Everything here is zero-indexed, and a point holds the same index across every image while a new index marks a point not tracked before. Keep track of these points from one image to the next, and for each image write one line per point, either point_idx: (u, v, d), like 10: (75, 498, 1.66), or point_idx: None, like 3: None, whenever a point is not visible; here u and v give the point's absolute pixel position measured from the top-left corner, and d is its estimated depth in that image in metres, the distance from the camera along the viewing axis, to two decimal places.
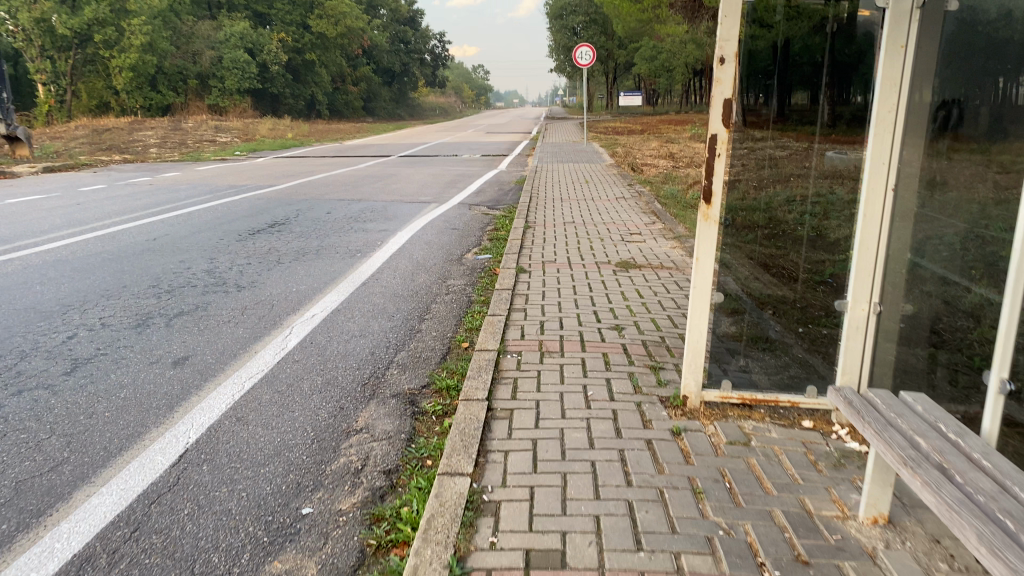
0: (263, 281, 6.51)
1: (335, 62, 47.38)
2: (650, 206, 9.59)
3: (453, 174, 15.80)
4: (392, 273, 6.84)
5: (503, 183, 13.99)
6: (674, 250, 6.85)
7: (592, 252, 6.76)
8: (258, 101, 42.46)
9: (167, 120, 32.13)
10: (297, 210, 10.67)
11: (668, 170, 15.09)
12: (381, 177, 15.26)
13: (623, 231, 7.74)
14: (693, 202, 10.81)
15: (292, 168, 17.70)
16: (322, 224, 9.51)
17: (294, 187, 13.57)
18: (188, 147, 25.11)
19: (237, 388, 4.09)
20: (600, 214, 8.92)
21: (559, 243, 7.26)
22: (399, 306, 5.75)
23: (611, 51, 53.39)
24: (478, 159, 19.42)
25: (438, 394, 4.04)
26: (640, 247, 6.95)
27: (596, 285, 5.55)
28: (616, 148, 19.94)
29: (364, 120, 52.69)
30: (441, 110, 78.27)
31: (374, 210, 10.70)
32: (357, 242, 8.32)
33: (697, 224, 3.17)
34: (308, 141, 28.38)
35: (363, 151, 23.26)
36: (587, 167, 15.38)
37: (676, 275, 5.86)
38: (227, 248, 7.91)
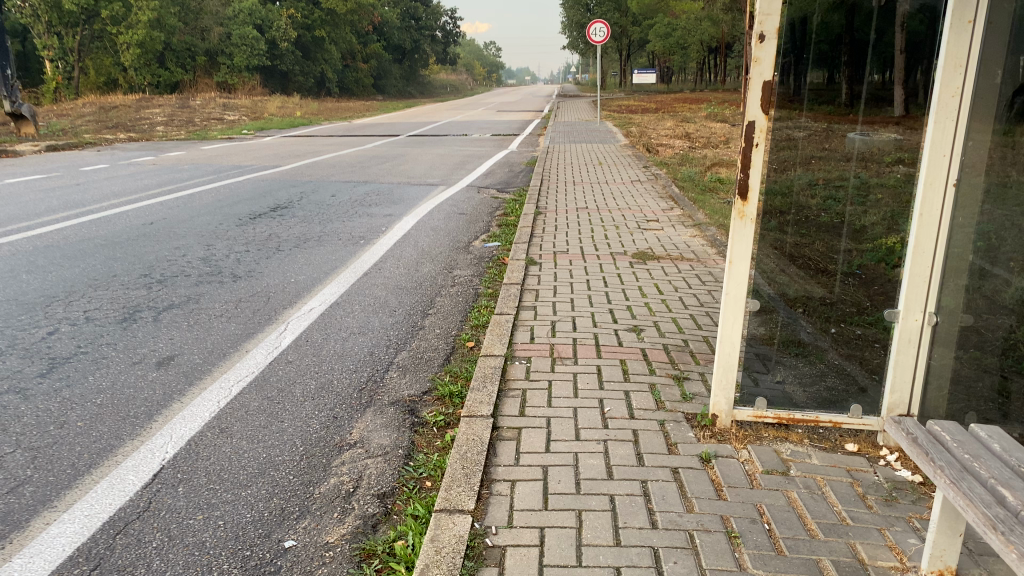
0: (260, 270, 6.19)
1: (345, 38, 46.78)
2: (667, 190, 9.19)
3: (463, 155, 15.40)
4: (396, 262, 6.50)
5: (514, 164, 13.60)
6: (694, 239, 6.47)
7: (607, 241, 6.38)
8: (268, 78, 41.94)
9: (174, 97, 31.74)
10: (301, 193, 10.33)
11: (684, 151, 14.64)
12: (390, 158, 14.89)
13: (640, 218, 7.37)
14: (711, 185, 10.40)
15: (299, 148, 17.33)
16: (326, 208, 9.18)
17: (299, 167, 13.22)
18: (195, 125, 24.75)
19: (224, 394, 3.78)
20: (615, 199, 8.53)
21: (572, 231, 6.89)
22: (402, 300, 5.42)
23: (625, 28, 52.49)
24: (489, 139, 18.99)
25: (441, 402, 3.72)
26: (658, 237, 6.57)
27: (612, 278, 5.18)
28: (630, 128, 19.46)
29: (374, 98, 52.10)
30: (452, 87, 77.47)
31: (380, 193, 10.35)
32: (361, 228, 7.98)
33: (730, 223, 2.80)
34: (317, 119, 27.97)
35: (372, 129, 22.84)
36: (601, 148, 14.95)
37: (697, 267, 5.51)
38: (226, 233, 7.60)
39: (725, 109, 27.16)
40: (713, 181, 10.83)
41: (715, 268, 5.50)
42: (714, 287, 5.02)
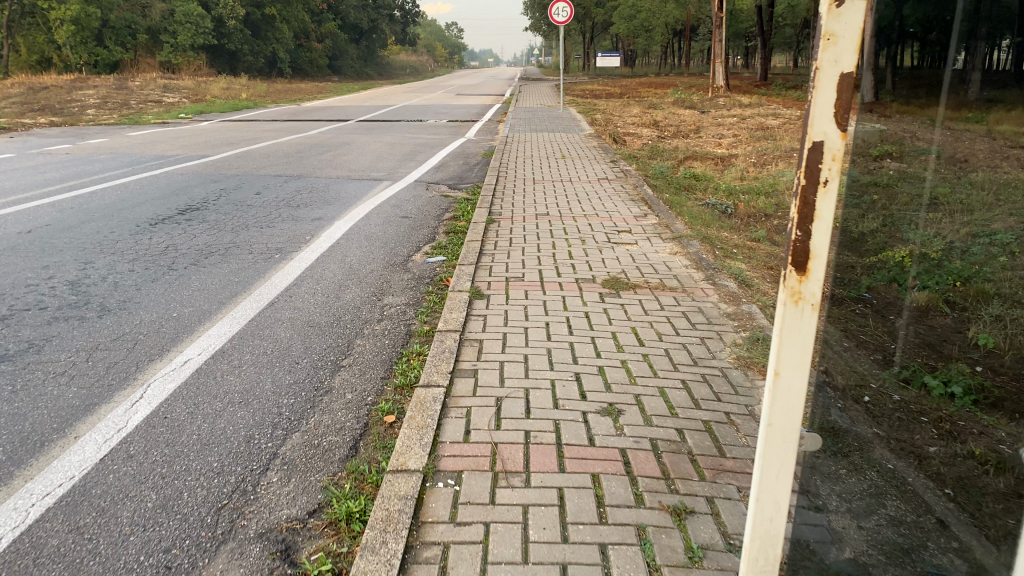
0: (140, 301, 4.96)
1: (297, 17, 44.54)
2: (638, 190, 8.08)
3: (415, 144, 14.13)
4: (313, 286, 5.31)
5: (470, 155, 12.41)
6: (673, 258, 5.39)
7: (572, 260, 5.27)
8: (215, 58, 39.64)
9: (111, 78, 29.62)
10: (222, 190, 9.03)
11: (653, 142, 13.57)
12: (332, 146, 13.55)
13: (609, 228, 6.26)
14: (686, 183, 9.35)
15: (236, 134, 15.86)
16: (246, 210, 7.93)
17: (229, 158, 11.86)
18: (129, 108, 22.89)
19: (12, 528, 2.59)
20: (580, 202, 7.41)
21: (529, 245, 5.75)
22: (309, 346, 4.23)
23: (589, 10, 51.21)
24: (445, 125, 17.71)
25: (331, 533, 2.56)
26: (633, 255, 5.47)
27: (578, 316, 4.05)
28: (594, 115, 18.34)
29: (329, 79, 50.04)
30: (412, 68, 75.42)
31: (314, 190, 9.10)
32: (281, 238, 6.76)
33: (779, 314, 1.67)
34: (264, 101, 26.26)
35: (320, 113, 21.30)
36: (564, 138, 13.82)
37: (682, 299, 4.43)
38: (114, 247, 6.30)
39: (692, 96, 26.20)
40: (686, 178, 9.78)
41: (703, 301, 4.42)
42: (709, 332, 3.93)
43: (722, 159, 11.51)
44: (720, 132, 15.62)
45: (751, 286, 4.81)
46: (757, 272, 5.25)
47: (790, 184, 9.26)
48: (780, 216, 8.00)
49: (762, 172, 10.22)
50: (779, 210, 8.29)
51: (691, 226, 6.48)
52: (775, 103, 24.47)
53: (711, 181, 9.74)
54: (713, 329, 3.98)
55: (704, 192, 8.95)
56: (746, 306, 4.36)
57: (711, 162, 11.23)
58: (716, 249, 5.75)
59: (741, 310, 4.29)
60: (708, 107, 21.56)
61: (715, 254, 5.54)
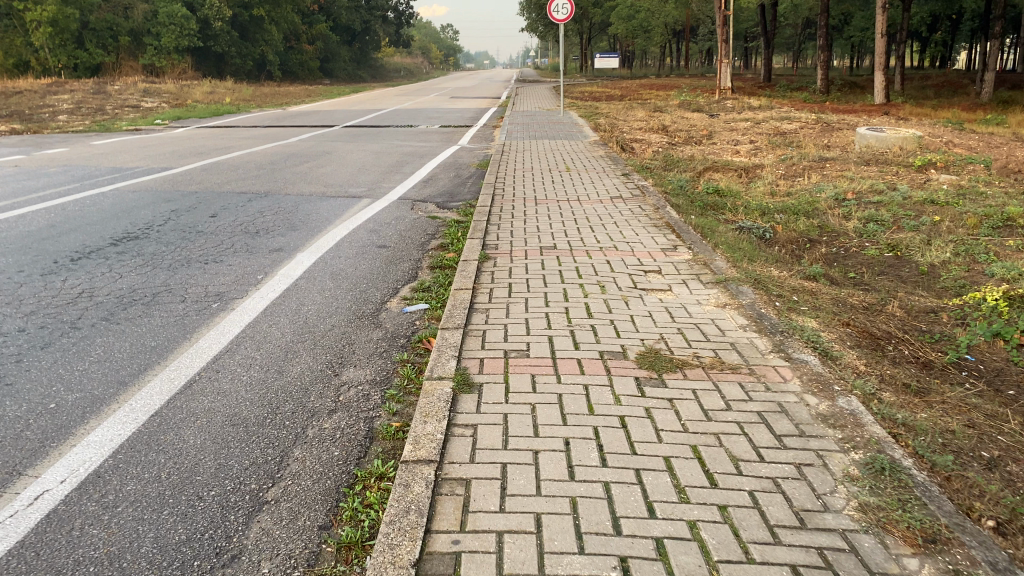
0: (12, 381, 3.69)
1: (286, 18, 43.15)
2: (659, 212, 6.82)
3: (403, 153, 12.87)
4: (253, 355, 4.05)
5: (463, 166, 11.16)
6: (724, 313, 4.13)
7: (592, 316, 3.99)
8: (202, 61, 38.22)
9: (88, 82, 28.17)
10: (173, 212, 7.76)
11: (665, 150, 12.32)
12: (312, 156, 12.28)
13: (633, 268, 5.00)
14: (711, 200, 8.11)
15: (209, 143, 14.58)
16: (194, 238, 6.66)
17: (193, 171, 10.58)
18: (100, 113, 21.49)
19: None
20: (592, 228, 6.16)
21: (535, 289, 4.48)
22: (222, 466, 2.96)
23: (586, 9, 49.99)
24: (436, 131, 16.42)
25: None
26: (670, 309, 4.21)
27: (612, 423, 2.79)
28: (596, 119, 17.07)
29: (321, 82, 48.62)
30: (407, 71, 74.42)
31: (281, 211, 7.85)
32: (228, 278, 5.50)
33: None
34: (248, 105, 24.99)
35: (306, 118, 20.02)
36: (567, 145, 12.58)
37: (754, 389, 3.16)
38: (12, 294, 5.03)
39: (697, 99, 24.94)
40: (709, 194, 8.53)
41: (782, 390, 3.16)
42: (806, 454, 2.67)
43: (745, 170, 10.27)
44: (735, 138, 14.37)
45: (837, 360, 3.55)
46: (832, 334, 4.01)
47: (832, 202, 8.02)
48: (827, 246, 6.76)
49: (794, 186, 8.97)
50: (823, 236, 7.06)
51: (733, 262, 5.24)
52: (785, 105, 23.26)
53: (739, 197, 8.48)
54: (809, 447, 2.71)
55: (734, 213, 7.69)
56: (842, 399, 3.10)
57: (734, 173, 9.99)
58: (772, 296, 4.51)
59: (838, 406, 3.02)
60: (717, 111, 20.30)
61: (774, 306, 4.29)
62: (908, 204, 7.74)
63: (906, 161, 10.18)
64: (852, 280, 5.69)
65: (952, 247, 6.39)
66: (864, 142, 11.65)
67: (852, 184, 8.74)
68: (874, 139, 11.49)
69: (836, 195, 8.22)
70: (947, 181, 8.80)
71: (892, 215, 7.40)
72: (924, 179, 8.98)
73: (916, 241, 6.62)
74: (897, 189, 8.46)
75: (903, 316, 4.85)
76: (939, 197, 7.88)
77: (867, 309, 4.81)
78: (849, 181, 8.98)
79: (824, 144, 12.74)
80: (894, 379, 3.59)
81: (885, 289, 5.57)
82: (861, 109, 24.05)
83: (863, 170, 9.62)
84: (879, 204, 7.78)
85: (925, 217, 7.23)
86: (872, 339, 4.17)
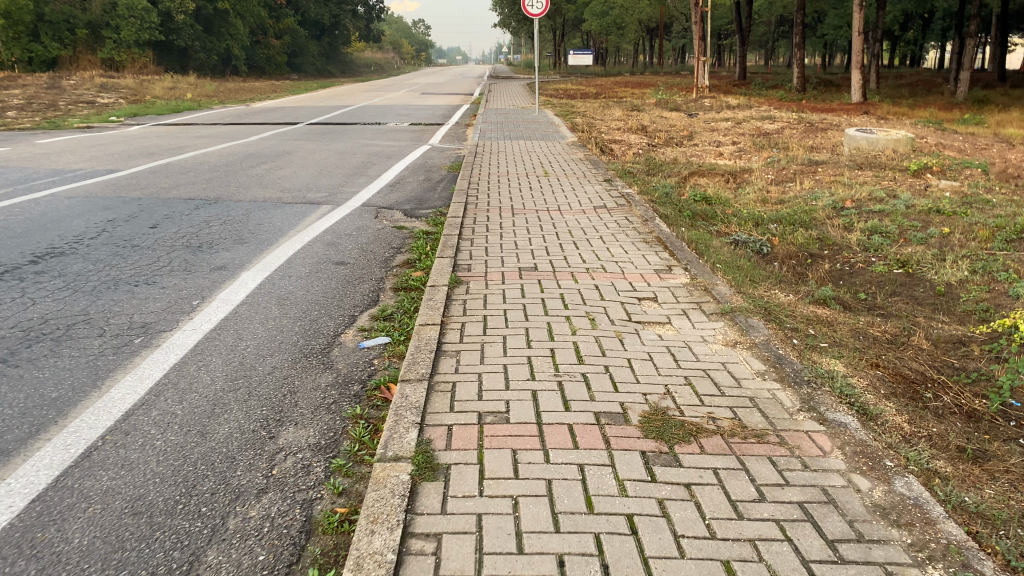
0: None
1: (252, 12, 41.94)
2: (648, 224, 6.20)
3: (370, 154, 12.14)
4: (171, 411, 3.36)
5: (433, 169, 10.48)
6: (736, 355, 3.51)
7: (582, 361, 3.35)
8: (165, 55, 36.93)
9: (42, 76, 26.91)
10: (109, 222, 7.00)
11: (646, 152, 11.72)
12: (272, 157, 11.51)
13: (626, 294, 4.36)
14: (701, 209, 7.51)
15: (163, 142, 13.73)
16: (128, 254, 5.93)
17: (140, 174, 9.78)
18: (52, 110, 20.40)
19: None
20: (576, 244, 5.51)
21: (513, 323, 3.83)
22: None
23: (559, 6, 49.36)
24: (405, 130, 15.69)
25: None
26: (673, 349, 3.57)
27: (618, 529, 2.14)
28: (572, 118, 16.44)
29: (289, 78, 47.43)
30: (377, 67, 73.29)
31: (231, 221, 7.12)
32: (159, 305, 4.79)
33: None
34: (210, 102, 24.02)
35: (270, 116, 19.17)
36: (543, 146, 11.95)
37: (788, 467, 2.54)
38: None
39: (675, 97, 24.43)
40: (698, 203, 7.93)
41: (824, 469, 2.53)
42: (871, 571, 2.04)
43: (733, 174, 9.69)
44: (717, 138, 13.82)
45: (878, 420, 2.94)
46: (865, 381, 3.40)
47: (829, 211, 7.46)
48: (830, 262, 6.19)
49: (787, 193, 8.41)
50: (825, 250, 6.48)
51: (736, 287, 4.62)
52: (764, 104, 22.84)
53: (729, 206, 7.89)
54: (874, 560, 2.09)
55: (727, 224, 7.09)
56: (901, 482, 2.48)
57: (722, 177, 9.41)
58: (787, 330, 3.90)
59: (896, 493, 2.41)
60: (695, 110, 19.79)
61: (793, 345, 3.67)
62: (912, 213, 7.19)
63: (900, 165, 9.67)
64: (866, 304, 5.11)
65: (967, 263, 5.85)
66: (854, 144, 11.14)
67: (849, 191, 8.20)
68: (864, 141, 10.98)
69: (833, 204, 7.66)
70: (948, 188, 8.28)
71: (897, 226, 6.85)
72: (923, 185, 8.46)
73: (927, 256, 6.06)
74: (897, 197, 7.93)
75: (932, 349, 4.27)
76: (943, 206, 7.35)
77: (891, 341, 4.21)
78: (845, 188, 8.43)
79: (811, 146, 12.22)
80: (945, 441, 2.99)
81: (903, 314, 4.99)
82: (840, 108, 23.70)
83: (857, 176, 9.08)
84: (881, 214, 7.23)
85: (933, 229, 6.69)
86: (907, 383, 3.58)
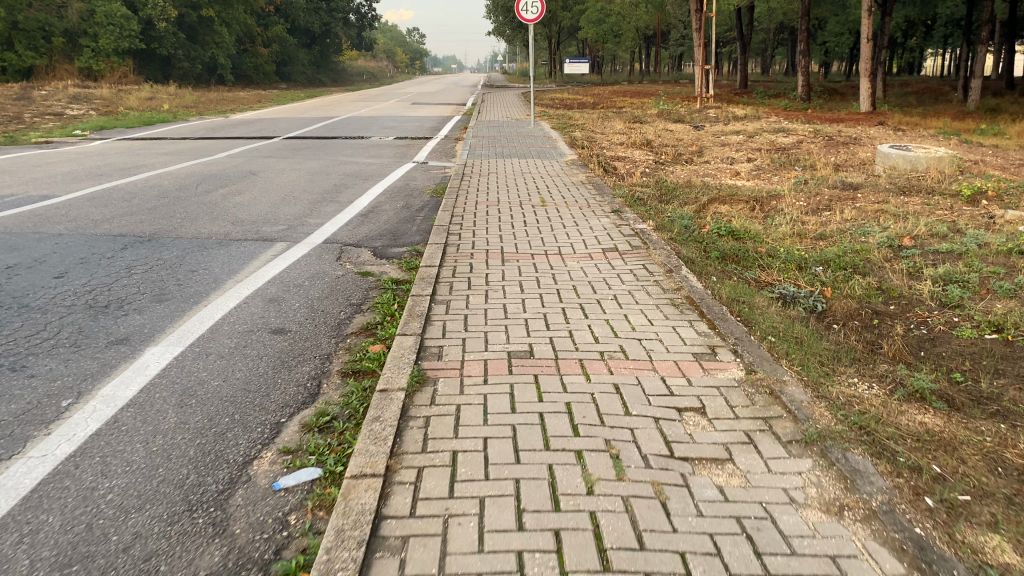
0: None
1: (238, 19, 40.54)
2: (674, 274, 4.91)
3: (345, 174, 10.83)
4: None
5: (413, 192, 9.19)
6: (850, 543, 2.21)
7: (606, 566, 2.04)
8: (146, 64, 35.57)
9: (13, 87, 25.47)
10: (6, 269, 5.69)
11: (654, 172, 10.45)
12: (234, 179, 10.20)
13: (660, 403, 3.04)
14: (729, 250, 6.24)
15: (120, 160, 12.43)
16: (8, 320, 4.62)
17: (74, 201, 8.47)
18: (14, 123, 19.06)
19: None
20: (585, 309, 4.20)
21: (496, 467, 2.52)
22: None
23: (555, 12, 48.17)
24: (389, 145, 14.41)
25: None
26: (748, 526, 2.27)
27: None
28: (570, 132, 15.18)
29: (276, 87, 46.13)
30: (369, 75, 72.08)
31: (157, 268, 5.82)
32: (15, 407, 3.48)
33: None
34: (186, 113, 22.72)
35: (247, 129, 17.89)
36: (540, 166, 10.68)
37: None
38: None
39: (677, 107, 23.25)
40: (725, 240, 6.68)
41: None
42: None
43: (759, 199, 8.42)
44: (730, 155, 12.56)
45: None
46: None
47: (886, 251, 6.18)
48: (902, 323, 4.90)
49: (827, 225, 7.15)
50: (890, 305, 5.21)
51: (809, 385, 3.32)
52: (771, 115, 21.63)
53: (763, 244, 6.62)
54: None
55: (764, 270, 5.84)
56: None
57: (745, 204, 8.15)
58: (905, 475, 2.60)
59: None
60: (700, 121, 18.56)
61: (930, 516, 2.35)
62: (988, 254, 5.91)
63: (950, 190, 8.40)
64: (974, 392, 3.81)
65: None
66: (889, 164, 9.87)
67: (902, 224, 6.93)
68: (901, 160, 9.73)
69: (888, 242, 6.39)
70: (1017, 218, 7.01)
71: (975, 272, 5.57)
72: (987, 216, 7.19)
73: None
74: (962, 232, 6.66)
75: None
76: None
77: None
78: (896, 220, 7.16)
79: (837, 164, 10.97)
80: None
81: None
82: (852, 120, 22.50)
83: (904, 204, 7.81)
84: (950, 256, 5.95)
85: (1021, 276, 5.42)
86: None
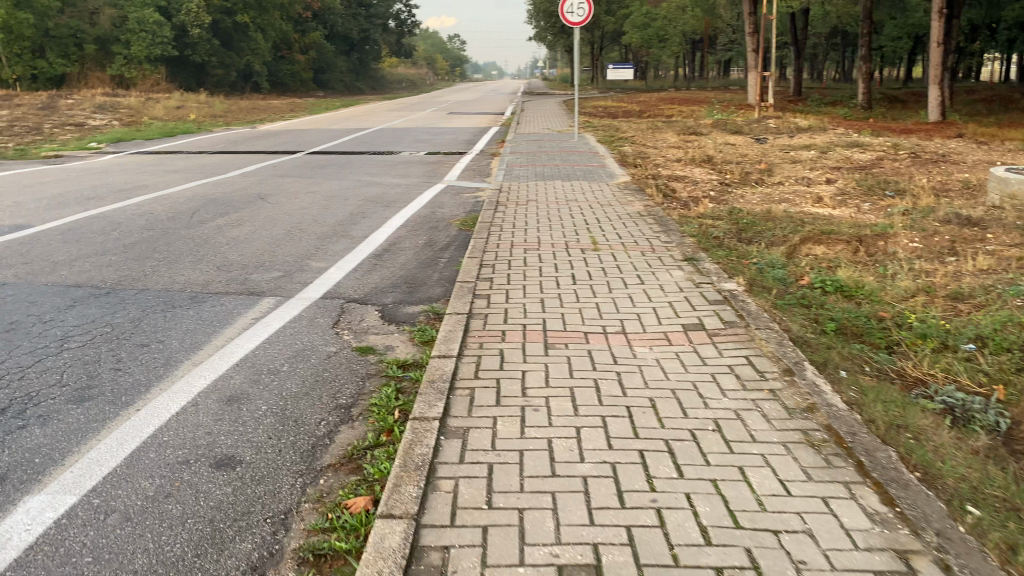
0: None
1: (273, 24, 39.68)
2: (796, 377, 3.41)
3: (366, 197, 9.51)
4: None
5: (439, 224, 7.79)
6: None
7: None
8: (181, 71, 34.93)
9: (42, 95, 24.83)
10: None
11: (721, 198, 8.90)
12: (238, 204, 8.93)
13: None
14: (845, 319, 4.71)
15: (123, 178, 11.31)
16: None
17: (43, 233, 7.26)
18: (32, 134, 18.22)
19: None
20: (678, 454, 2.73)
21: None
22: None
23: (598, 17, 46.65)
24: (420, 161, 13.07)
25: None
26: None
27: None
28: (620, 147, 13.66)
29: (313, 95, 45.31)
30: (410, 82, 71.24)
31: (98, 340, 4.49)
32: None
33: None
34: (213, 123, 21.76)
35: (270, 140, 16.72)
36: (586, 190, 9.22)
37: None
38: None
39: (733, 116, 21.53)
40: (835, 301, 5.15)
41: None
42: None
43: (859, 237, 6.85)
44: (805, 175, 10.94)
45: None
46: None
47: None
48: None
49: (960, 280, 5.55)
50: None
51: None
52: (838, 126, 19.78)
53: (884, 307, 5.08)
54: None
55: (900, 355, 4.30)
56: None
57: (844, 244, 6.60)
58: None
59: None
60: (761, 134, 16.86)
61: None
62: None
63: None
64: None
65: None
66: (1010, 191, 8.16)
67: None
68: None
69: None
70: None
71: None
72: None
73: None
74: None
75: None
76: None
77: None
78: None
79: (938, 189, 9.29)
80: None
81: None
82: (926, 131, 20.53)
83: None
84: None
85: None
86: None
